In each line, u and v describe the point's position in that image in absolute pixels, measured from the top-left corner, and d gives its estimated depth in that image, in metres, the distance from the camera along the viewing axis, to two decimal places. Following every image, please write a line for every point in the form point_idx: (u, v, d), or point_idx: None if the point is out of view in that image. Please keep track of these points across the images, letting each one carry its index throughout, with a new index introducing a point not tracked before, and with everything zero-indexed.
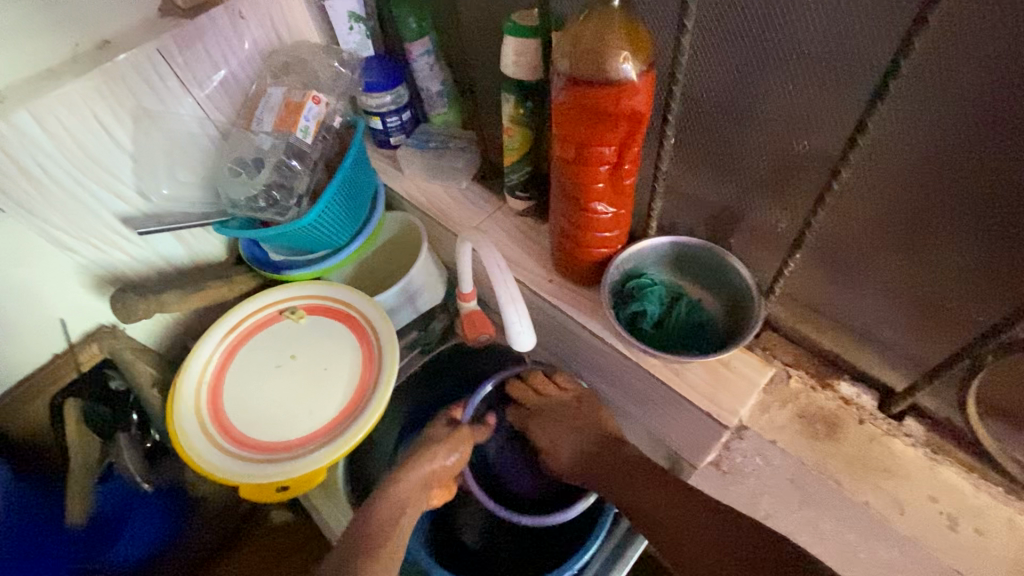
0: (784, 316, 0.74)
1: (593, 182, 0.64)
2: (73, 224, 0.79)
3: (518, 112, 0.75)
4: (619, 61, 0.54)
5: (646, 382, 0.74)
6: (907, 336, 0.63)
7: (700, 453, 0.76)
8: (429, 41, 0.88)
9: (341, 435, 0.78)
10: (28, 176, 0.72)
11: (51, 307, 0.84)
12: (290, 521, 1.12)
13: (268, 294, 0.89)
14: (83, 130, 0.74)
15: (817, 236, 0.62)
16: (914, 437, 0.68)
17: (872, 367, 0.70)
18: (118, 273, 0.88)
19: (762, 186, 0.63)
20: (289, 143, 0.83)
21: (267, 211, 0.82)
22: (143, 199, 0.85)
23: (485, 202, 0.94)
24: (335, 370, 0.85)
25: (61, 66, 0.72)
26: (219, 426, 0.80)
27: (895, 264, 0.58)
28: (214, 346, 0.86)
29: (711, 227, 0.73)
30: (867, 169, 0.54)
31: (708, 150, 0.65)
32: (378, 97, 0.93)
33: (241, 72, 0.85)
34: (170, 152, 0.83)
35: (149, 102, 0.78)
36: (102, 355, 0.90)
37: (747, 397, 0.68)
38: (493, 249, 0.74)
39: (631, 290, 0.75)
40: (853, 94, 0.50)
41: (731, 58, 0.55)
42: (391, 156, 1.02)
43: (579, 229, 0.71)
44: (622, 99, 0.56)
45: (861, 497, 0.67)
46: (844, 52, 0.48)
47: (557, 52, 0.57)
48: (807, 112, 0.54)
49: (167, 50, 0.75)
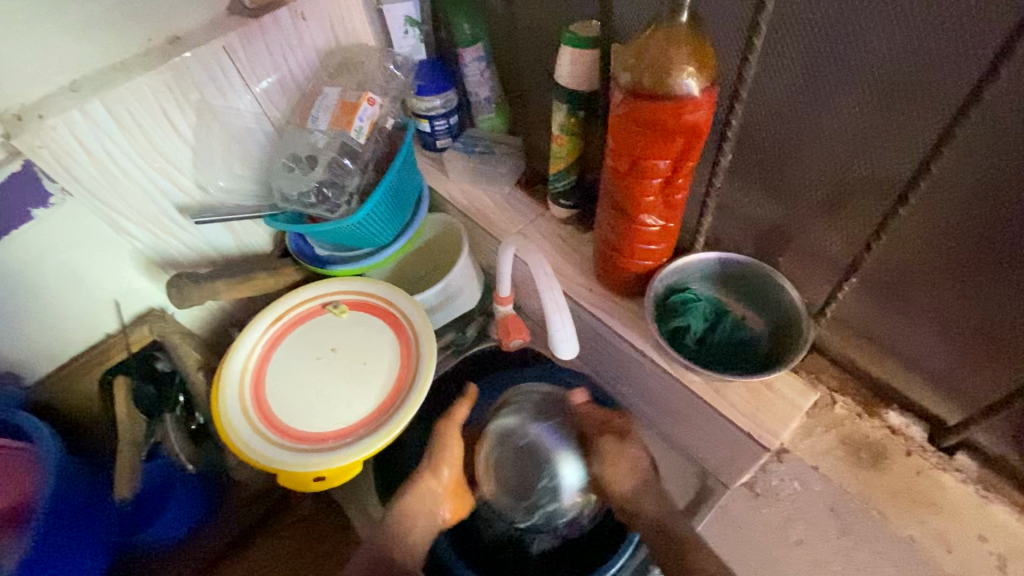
0: (830, 338, 0.73)
1: (644, 194, 0.64)
2: (134, 210, 0.83)
3: (569, 120, 0.76)
4: (681, 76, 0.54)
5: (684, 398, 0.73)
6: (964, 369, 0.61)
7: (737, 473, 0.75)
8: (482, 47, 0.89)
9: (377, 429, 0.79)
10: (98, 163, 0.75)
11: (107, 289, 0.88)
12: (318, 508, 1.10)
13: (312, 288, 0.92)
14: (151, 121, 0.77)
15: (873, 261, 0.61)
16: (966, 473, 0.66)
17: (924, 398, 0.68)
18: (171, 259, 0.92)
19: (818, 207, 0.62)
20: (342, 142, 0.85)
21: (318, 208, 0.85)
22: (200, 189, 0.88)
23: (528, 209, 0.94)
24: (374, 365, 0.86)
25: (134, 60, 0.75)
26: (261, 414, 0.82)
27: (956, 294, 0.57)
28: (258, 336, 0.88)
29: (759, 244, 0.72)
30: (933, 197, 0.53)
31: (764, 167, 0.64)
32: (428, 101, 0.95)
33: (299, 71, 0.88)
34: (229, 145, 0.86)
35: (213, 97, 0.81)
36: (150, 338, 0.93)
37: (789, 420, 0.67)
38: (539, 256, 0.75)
39: (674, 305, 0.74)
40: (923, 120, 0.49)
41: (797, 78, 0.55)
42: (436, 158, 1.04)
43: (625, 240, 0.71)
44: (683, 114, 0.55)
45: (905, 531, 0.65)
46: (917, 77, 0.47)
47: (619, 63, 0.58)
48: (872, 135, 0.53)
49: (233, 48, 0.78)
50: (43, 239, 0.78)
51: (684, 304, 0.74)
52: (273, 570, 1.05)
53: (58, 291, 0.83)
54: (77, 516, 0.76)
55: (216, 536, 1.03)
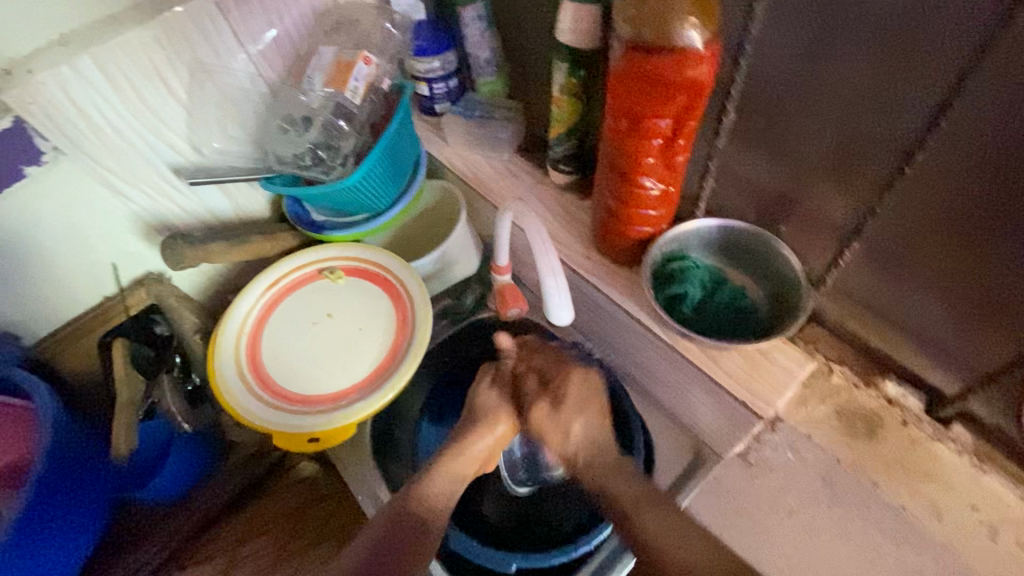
0: (829, 309, 0.71)
1: (644, 156, 0.62)
2: (127, 170, 0.82)
3: (569, 81, 0.73)
4: (684, 29, 0.52)
5: (679, 366, 0.72)
6: (964, 338, 0.60)
7: (729, 441, 0.75)
8: (482, 6, 0.86)
9: (371, 393, 0.80)
10: (89, 119, 0.74)
11: (104, 251, 0.88)
12: (316, 474, 1.11)
13: (308, 253, 0.91)
14: (142, 78, 0.75)
15: (875, 228, 0.59)
16: (960, 443, 0.66)
17: (921, 369, 0.67)
18: (167, 222, 0.91)
19: (822, 172, 0.60)
20: (338, 103, 0.83)
21: (312, 169, 0.84)
22: (195, 151, 0.86)
23: (527, 175, 0.93)
24: (370, 330, 0.86)
25: (124, 14, 0.72)
26: (256, 376, 0.83)
27: (959, 259, 0.55)
28: (254, 299, 0.88)
29: (761, 211, 0.70)
30: (939, 159, 0.51)
31: (767, 130, 0.62)
32: (426, 62, 0.92)
33: (294, 30, 0.86)
34: (223, 106, 0.84)
35: (206, 55, 0.79)
36: (148, 300, 0.93)
37: (784, 389, 0.67)
38: (536, 220, 0.73)
39: (672, 272, 0.73)
40: (935, 76, 0.47)
41: (805, 32, 0.52)
42: (434, 123, 1.02)
43: (623, 205, 0.69)
44: (684, 69, 0.53)
45: (896, 499, 0.66)
46: (931, 29, 0.45)
47: (619, 17, 0.55)
48: (879, 93, 0.51)
49: (225, 3, 0.76)
50: (36, 198, 0.77)
51: (682, 269, 0.73)
52: (272, 531, 1.06)
53: (54, 252, 0.83)
54: (76, 472, 0.77)
55: (217, 496, 1.05)
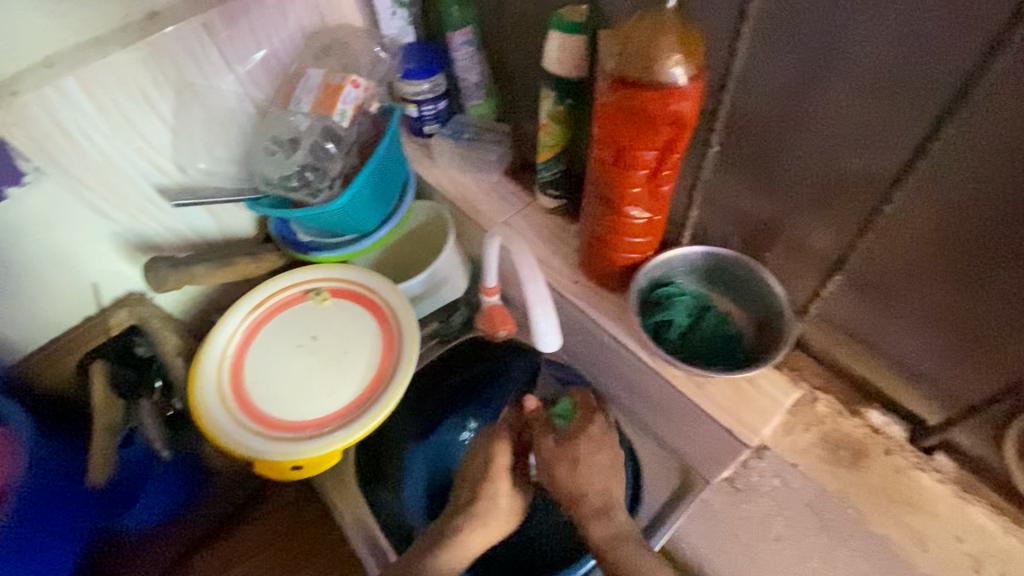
0: (815, 335, 0.72)
1: (630, 185, 0.63)
2: (110, 191, 0.81)
3: (557, 109, 0.74)
4: (668, 64, 0.52)
5: (667, 393, 0.72)
6: (947, 368, 0.61)
7: (716, 467, 0.74)
8: (472, 30, 0.87)
9: (357, 419, 0.79)
10: (71, 141, 0.73)
11: (85, 271, 0.87)
12: (300, 497, 1.09)
13: (293, 274, 0.90)
14: (126, 99, 0.75)
15: (859, 258, 0.60)
16: (944, 473, 0.65)
17: (905, 397, 0.68)
18: (150, 242, 0.90)
19: (804, 202, 0.61)
20: (325, 126, 0.83)
21: (300, 192, 0.83)
22: (180, 171, 0.86)
23: (515, 198, 0.93)
24: (355, 354, 0.85)
25: (110, 36, 0.72)
26: (239, 401, 0.81)
27: (939, 291, 0.56)
28: (237, 322, 0.87)
29: (746, 238, 0.71)
30: (920, 195, 0.52)
31: (752, 161, 0.63)
32: (416, 85, 0.92)
33: (283, 52, 0.86)
34: (209, 126, 0.84)
35: (192, 77, 0.79)
36: (129, 322, 0.92)
37: (769, 417, 0.67)
38: (524, 248, 0.74)
39: (659, 298, 0.73)
40: (914, 115, 0.48)
41: (787, 68, 0.53)
42: (424, 145, 1.02)
43: (609, 231, 0.69)
44: (669, 103, 0.54)
45: (882, 530, 0.65)
46: (910, 70, 0.46)
47: (606, 50, 0.56)
48: (860, 129, 0.52)
49: (212, 25, 0.76)
50: (14, 219, 0.76)
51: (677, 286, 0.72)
52: (256, 557, 1.04)
53: (32, 273, 0.81)
54: (49, 499, 0.75)
55: (198, 521, 1.03)
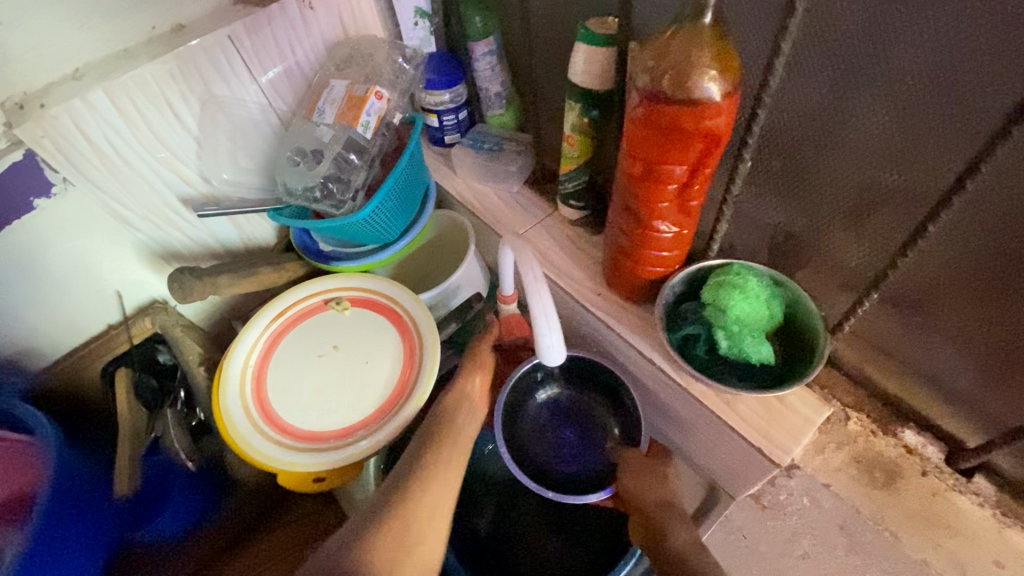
0: (846, 352, 0.71)
1: (658, 200, 0.62)
2: (136, 202, 0.81)
3: (582, 120, 0.73)
4: (703, 79, 0.51)
5: (695, 410, 0.71)
6: (985, 389, 0.59)
7: (744, 486, 0.74)
8: (494, 41, 0.87)
9: (379, 432, 0.78)
10: (99, 153, 0.74)
11: (108, 280, 0.87)
12: (320, 506, 1.09)
13: (315, 283, 0.90)
14: (153, 111, 0.75)
15: (896, 276, 0.59)
16: (984, 496, 0.66)
17: (940, 417, 0.66)
18: (174, 250, 0.91)
19: (838, 218, 0.60)
20: (349, 137, 0.83)
21: (321, 203, 0.83)
22: (204, 182, 0.86)
23: (537, 208, 0.92)
24: (377, 365, 0.85)
25: (138, 49, 0.73)
26: (262, 412, 0.81)
27: (981, 310, 0.55)
28: (260, 330, 0.87)
29: (775, 252, 0.70)
30: (969, 213, 0.50)
31: (788, 176, 0.62)
32: (438, 95, 0.93)
33: (306, 62, 0.86)
34: (233, 137, 0.84)
35: (218, 88, 0.79)
36: (153, 330, 0.93)
37: (802, 436, 0.66)
38: (531, 259, 0.70)
39: (685, 312, 0.72)
40: (960, 132, 0.47)
41: (823, 84, 0.53)
42: (444, 154, 1.01)
43: (636, 245, 0.68)
44: (702, 119, 0.53)
45: (919, 554, 0.68)
46: (958, 86, 0.45)
47: (638, 63, 0.55)
48: (900, 146, 0.51)
49: (238, 37, 0.76)
50: (42, 230, 0.76)
51: (736, 276, 0.67)
52: (271, 568, 1.04)
53: (56, 282, 0.82)
54: (78, 508, 0.75)
55: (219, 530, 1.03)
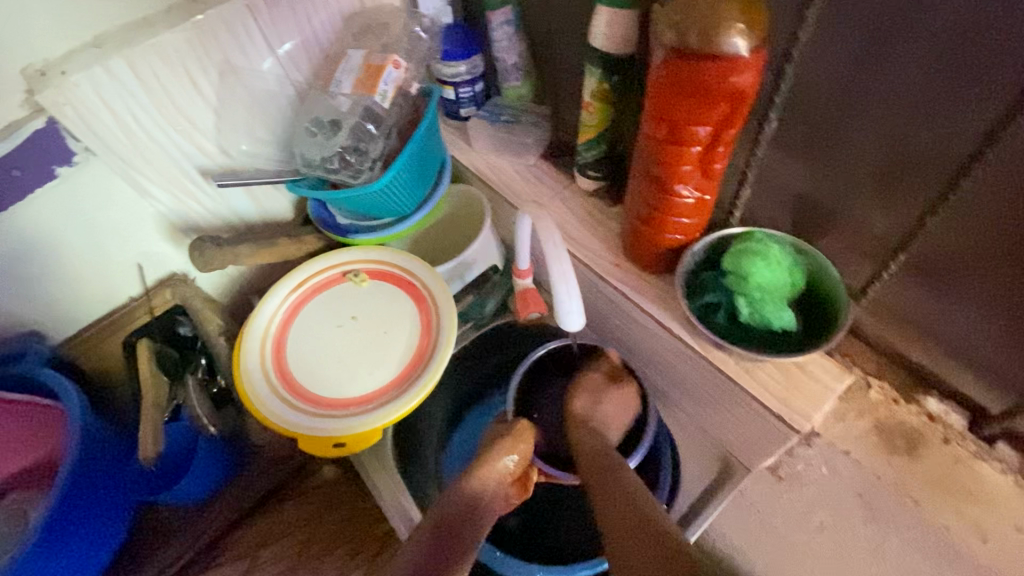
0: (868, 322, 0.70)
1: (680, 164, 0.61)
2: (156, 172, 0.82)
3: (602, 87, 0.73)
4: (731, 34, 0.50)
5: (713, 378, 0.71)
6: (1009, 355, 0.59)
7: (762, 455, 0.74)
8: (512, 10, 0.86)
9: (396, 400, 0.79)
10: (120, 121, 0.74)
11: (130, 251, 0.88)
12: (337, 477, 1.11)
13: (334, 255, 0.91)
14: (173, 79, 0.75)
15: (921, 241, 0.58)
16: (1006, 463, 0.64)
17: (961, 384, 0.66)
18: (192, 222, 0.91)
19: (864, 182, 0.59)
20: (366, 107, 0.83)
21: (341, 173, 0.83)
22: (222, 153, 0.86)
23: (553, 180, 0.92)
24: (394, 336, 0.85)
25: (157, 16, 0.72)
26: (281, 379, 0.82)
27: (1008, 274, 0.54)
28: (280, 300, 0.88)
29: (798, 221, 0.69)
30: (1000, 172, 0.49)
31: (811, 140, 0.61)
32: (454, 66, 0.92)
33: (322, 32, 0.86)
34: (251, 108, 0.84)
35: (236, 57, 0.79)
36: (173, 301, 0.94)
37: (821, 403, 0.66)
38: (551, 226, 0.72)
39: (704, 281, 0.71)
40: (994, 86, 0.46)
41: (853, 41, 0.52)
42: (460, 128, 1.01)
43: (657, 213, 0.68)
44: (728, 76, 0.52)
45: (940, 520, 0.65)
46: (994, 36, 0.44)
47: (662, 22, 0.54)
48: (931, 103, 0.50)
49: (256, 5, 0.76)
50: (65, 198, 0.77)
51: (758, 244, 0.66)
52: (290, 535, 1.05)
53: (80, 251, 0.83)
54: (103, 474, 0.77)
55: (239, 497, 1.06)
